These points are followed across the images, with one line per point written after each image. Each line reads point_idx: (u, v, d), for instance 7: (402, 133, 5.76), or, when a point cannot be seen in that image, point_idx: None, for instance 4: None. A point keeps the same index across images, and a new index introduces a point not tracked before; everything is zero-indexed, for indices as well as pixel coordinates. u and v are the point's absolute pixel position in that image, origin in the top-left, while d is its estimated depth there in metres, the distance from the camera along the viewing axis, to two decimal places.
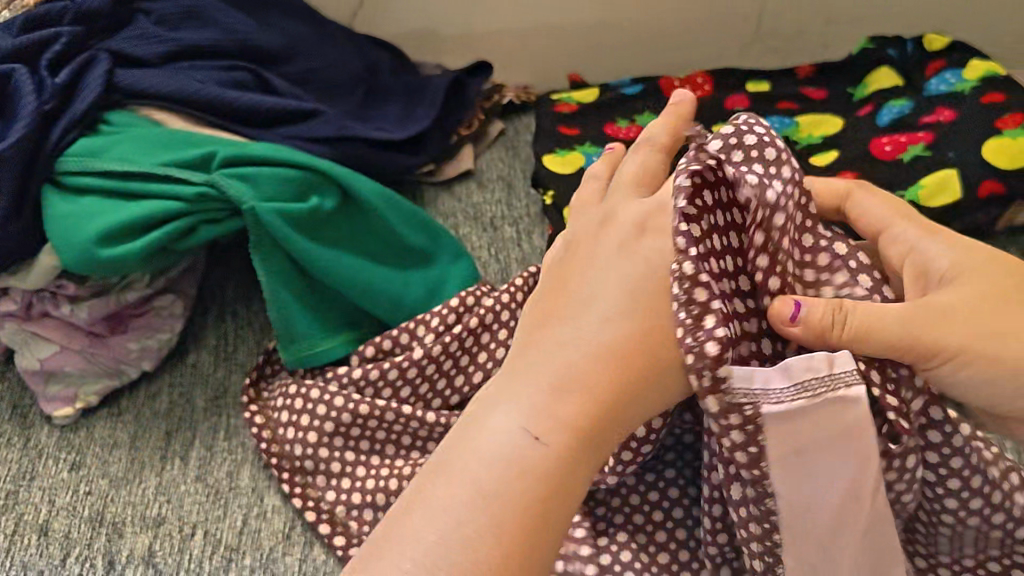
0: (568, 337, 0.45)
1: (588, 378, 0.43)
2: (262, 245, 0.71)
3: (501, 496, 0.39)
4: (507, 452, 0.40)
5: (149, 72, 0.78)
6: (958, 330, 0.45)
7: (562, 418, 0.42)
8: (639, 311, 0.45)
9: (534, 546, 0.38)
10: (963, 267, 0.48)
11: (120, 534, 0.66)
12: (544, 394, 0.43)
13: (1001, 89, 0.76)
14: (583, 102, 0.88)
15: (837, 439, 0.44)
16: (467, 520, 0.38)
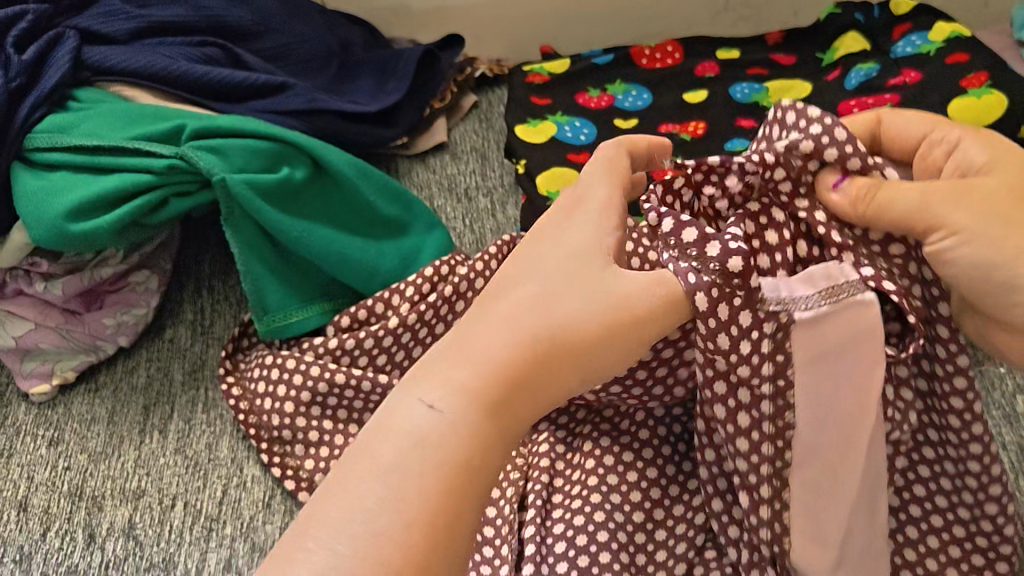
0: (490, 318, 0.42)
1: (502, 357, 0.40)
2: (233, 216, 0.70)
3: (415, 471, 0.37)
4: (425, 434, 0.38)
5: (117, 49, 0.78)
6: (982, 213, 0.43)
7: (486, 399, 0.39)
8: (584, 294, 0.43)
9: (450, 536, 0.37)
10: (1017, 170, 0.44)
11: (99, 507, 0.67)
12: (470, 376, 0.40)
13: (965, 50, 0.76)
14: (555, 72, 0.88)
15: (846, 350, 0.46)
16: (370, 501, 0.36)
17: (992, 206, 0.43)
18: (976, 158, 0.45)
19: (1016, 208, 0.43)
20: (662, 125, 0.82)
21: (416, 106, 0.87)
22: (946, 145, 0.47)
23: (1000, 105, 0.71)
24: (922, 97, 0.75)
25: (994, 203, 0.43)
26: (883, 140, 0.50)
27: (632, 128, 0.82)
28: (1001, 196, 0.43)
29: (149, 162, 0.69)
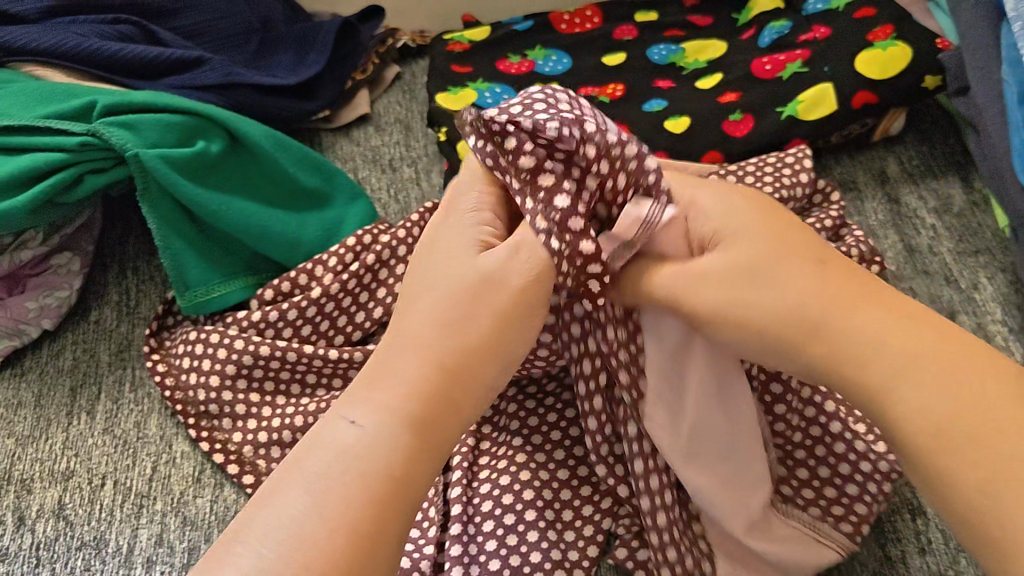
0: (406, 337, 0.45)
1: (422, 374, 0.43)
2: (149, 191, 0.70)
3: (340, 489, 0.39)
4: (344, 451, 0.41)
5: (27, 29, 0.77)
6: (725, 289, 0.44)
7: (400, 416, 0.42)
8: (476, 320, 0.45)
9: (380, 539, 0.39)
10: (753, 227, 0.45)
11: (29, 489, 0.67)
12: (390, 402, 0.42)
13: (871, 4, 0.78)
14: (475, 40, 0.89)
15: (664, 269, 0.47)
16: (301, 517, 0.38)
17: (739, 279, 0.44)
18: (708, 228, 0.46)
19: (761, 275, 0.44)
20: (581, 88, 0.83)
21: (336, 79, 0.87)
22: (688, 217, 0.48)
23: (902, 59, 0.73)
24: (830, 52, 0.77)
25: (717, 286, 0.44)
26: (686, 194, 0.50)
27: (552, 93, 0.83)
28: (721, 280, 0.44)
29: (61, 140, 0.68)
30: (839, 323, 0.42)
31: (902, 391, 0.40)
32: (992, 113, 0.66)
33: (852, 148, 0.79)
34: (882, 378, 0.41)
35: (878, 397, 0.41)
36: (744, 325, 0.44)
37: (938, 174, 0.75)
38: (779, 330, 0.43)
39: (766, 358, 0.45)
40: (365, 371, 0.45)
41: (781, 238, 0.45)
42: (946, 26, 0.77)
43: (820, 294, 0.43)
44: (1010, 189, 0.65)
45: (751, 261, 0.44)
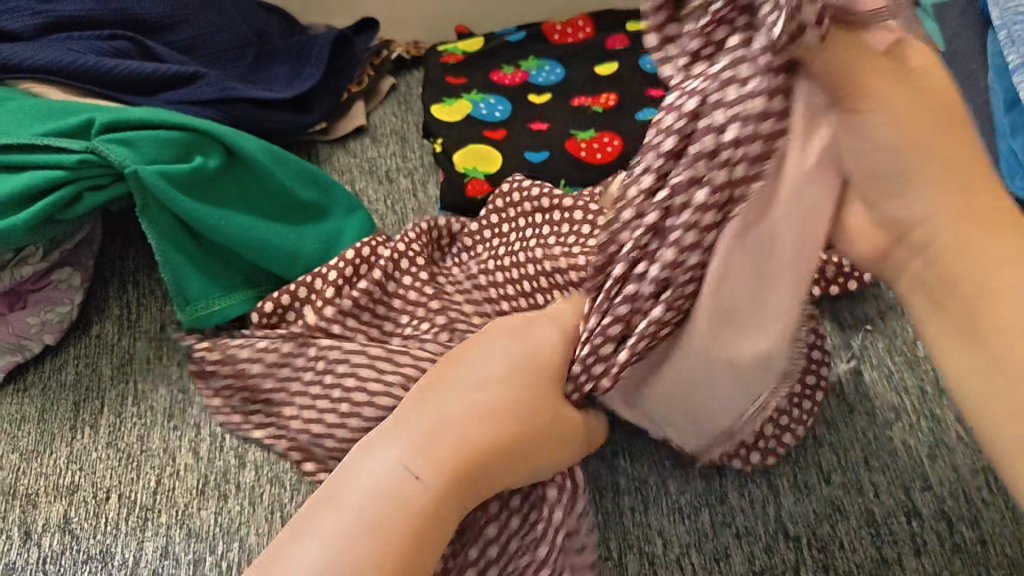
0: (457, 395, 0.49)
1: (470, 428, 0.48)
2: (149, 207, 0.71)
3: (380, 526, 0.43)
4: (401, 503, 0.44)
5: (24, 46, 0.78)
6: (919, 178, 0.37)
7: (451, 480, 0.46)
8: (518, 403, 0.50)
9: (409, 564, 0.43)
10: (929, 85, 0.37)
11: (33, 504, 0.66)
12: (434, 452, 0.46)
13: None
14: (468, 51, 0.92)
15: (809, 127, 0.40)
16: (346, 545, 0.42)
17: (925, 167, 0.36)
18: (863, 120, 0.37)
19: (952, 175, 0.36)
20: (574, 99, 0.85)
21: (332, 91, 0.88)
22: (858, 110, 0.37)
23: None
24: None
25: (901, 92, 0.36)
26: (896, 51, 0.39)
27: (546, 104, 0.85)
28: (900, 101, 0.36)
29: (61, 158, 0.69)
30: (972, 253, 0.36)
31: (1001, 343, 0.36)
32: (977, 119, 0.68)
33: None
34: (1003, 334, 0.36)
35: (952, 258, 0.37)
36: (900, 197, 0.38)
37: None
38: (917, 156, 0.36)
39: (913, 234, 0.38)
40: (412, 415, 0.49)
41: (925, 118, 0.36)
42: None
43: (975, 189, 0.36)
44: None
45: (927, 107, 0.37)
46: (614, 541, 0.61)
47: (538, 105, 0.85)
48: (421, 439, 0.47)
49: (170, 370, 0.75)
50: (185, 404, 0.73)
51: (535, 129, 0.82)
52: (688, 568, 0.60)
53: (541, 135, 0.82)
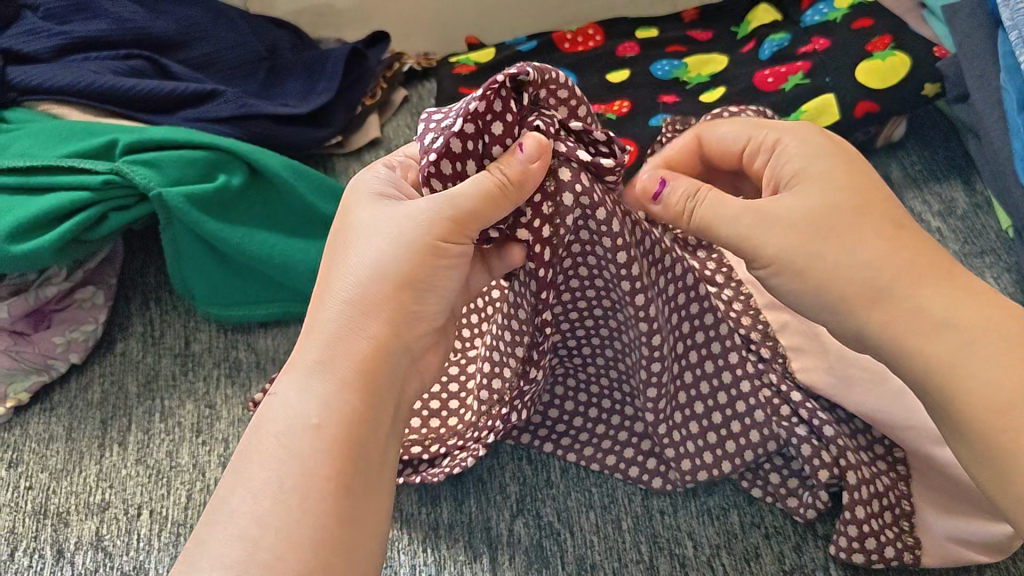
0: (337, 308, 0.49)
1: (356, 334, 0.48)
2: (172, 224, 0.74)
3: (300, 469, 0.43)
4: (296, 420, 0.45)
5: (41, 67, 0.79)
6: (791, 238, 0.49)
7: (336, 385, 0.46)
8: (411, 301, 0.49)
9: (343, 494, 0.44)
10: (842, 185, 0.49)
11: (66, 522, 0.66)
12: (327, 385, 0.46)
13: (867, 14, 0.82)
14: (480, 63, 0.93)
15: (822, 182, 0.50)
16: (277, 496, 0.43)
17: (803, 239, 0.48)
18: (848, 235, 0.48)
19: (834, 222, 0.48)
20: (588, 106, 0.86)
21: (347, 105, 0.89)
22: (773, 150, 0.52)
23: (902, 67, 0.76)
24: (829, 63, 0.80)
25: (821, 181, 0.50)
26: (711, 152, 0.56)
27: None
28: (836, 171, 0.50)
29: (85, 179, 0.70)
30: (912, 289, 0.47)
31: (933, 395, 0.47)
32: (992, 118, 0.70)
33: (857, 153, 0.80)
34: (934, 338, 0.46)
35: (919, 331, 0.46)
36: (802, 277, 0.49)
37: (942, 178, 0.78)
38: (883, 225, 0.48)
39: (905, 306, 0.47)
40: (306, 345, 0.48)
41: (868, 193, 0.49)
42: (943, 35, 0.81)
43: (903, 264, 0.47)
44: (1012, 189, 0.68)
45: (847, 168, 0.50)
46: (644, 544, 0.62)
47: None
48: (303, 368, 0.47)
49: (195, 386, 0.74)
50: (212, 419, 0.72)
51: None
52: (719, 569, 0.61)
53: None
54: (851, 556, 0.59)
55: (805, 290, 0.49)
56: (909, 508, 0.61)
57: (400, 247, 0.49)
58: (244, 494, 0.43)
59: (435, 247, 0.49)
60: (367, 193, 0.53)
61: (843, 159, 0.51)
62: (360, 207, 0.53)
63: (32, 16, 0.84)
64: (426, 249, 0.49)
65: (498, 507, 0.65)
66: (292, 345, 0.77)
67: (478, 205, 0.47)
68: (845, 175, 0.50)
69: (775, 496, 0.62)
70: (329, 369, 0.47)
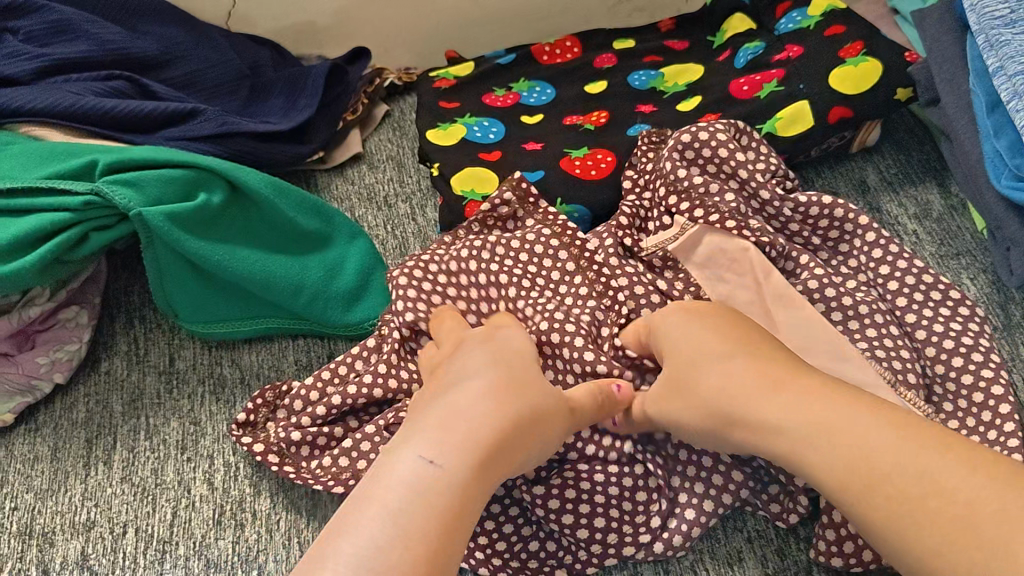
0: (478, 394, 0.53)
1: (503, 435, 0.52)
2: (153, 243, 0.73)
3: (418, 529, 0.44)
4: (423, 483, 0.47)
5: (21, 90, 0.79)
6: (710, 415, 0.55)
7: (461, 467, 0.48)
8: (541, 437, 0.55)
9: (441, 558, 0.45)
10: (698, 346, 0.59)
11: (51, 542, 0.66)
12: (455, 452, 0.49)
13: (840, 18, 0.83)
14: (459, 76, 0.94)
15: (701, 361, 0.58)
16: (392, 549, 0.43)
17: (727, 405, 0.54)
18: (730, 388, 0.55)
19: (720, 390, 0.55)
20: (566, 118, 0.88)
21: (329, 121, 0.90)
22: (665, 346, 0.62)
23: (872, 75, 0.76)
24: (803, 69, 0.80)
25: (698, 361, 0.58)
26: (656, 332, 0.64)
27: (538, 124, 0.88)
28: (697, 344, 0.59)
29: (65, 201, 0.70)
30: (761, 407, 0.53)
31: (856, 495, 0.46)
32: (962, 122, 0.71)
33: (833, 158, 0.82)
34: (818, 453, 0.49)
35: (807, 450, 0.49)
36: (724, 429, 0.55)
37: (916, 181, 0.79)
38: (745, 363, 0.56)
39: (778, 425, 0.51)
40: (431, 420, 0.51)
41: (713, 345, 0.58)
42: (914, 38, 0.82)
43: (768, 399, 0.53)
44: (984, 192, 0.69)
45: (734, 337, 0.58)
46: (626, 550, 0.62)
47: (531, 126, 0.88)
48: (430, 424, 0.51)
49: (180, 404, 0.75)
50: (197, 436, 0.73)
51: (529, 148, 0.84)
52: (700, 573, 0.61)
53: (536, 154, 0.83)
54: (830, 559, 0.59)
55: (756, 444, 0.53)
56: None
57: (544, 394, 0.56)
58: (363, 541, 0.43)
59: (570, 410, 0.58)
60: (505, 335, 0.62)
61: (727, 332, 0.59)
62: (498, 340, 0.61)
63: (11, 38, 0.83)
64: (559, 411, 0.57)
65: None
66: (275, 360, 0.78)
67: (585, 397, 0.60)
68: (722, 333, 0.59)
69: (759, 503, 0.62)
70: (468, 449, 0.49)
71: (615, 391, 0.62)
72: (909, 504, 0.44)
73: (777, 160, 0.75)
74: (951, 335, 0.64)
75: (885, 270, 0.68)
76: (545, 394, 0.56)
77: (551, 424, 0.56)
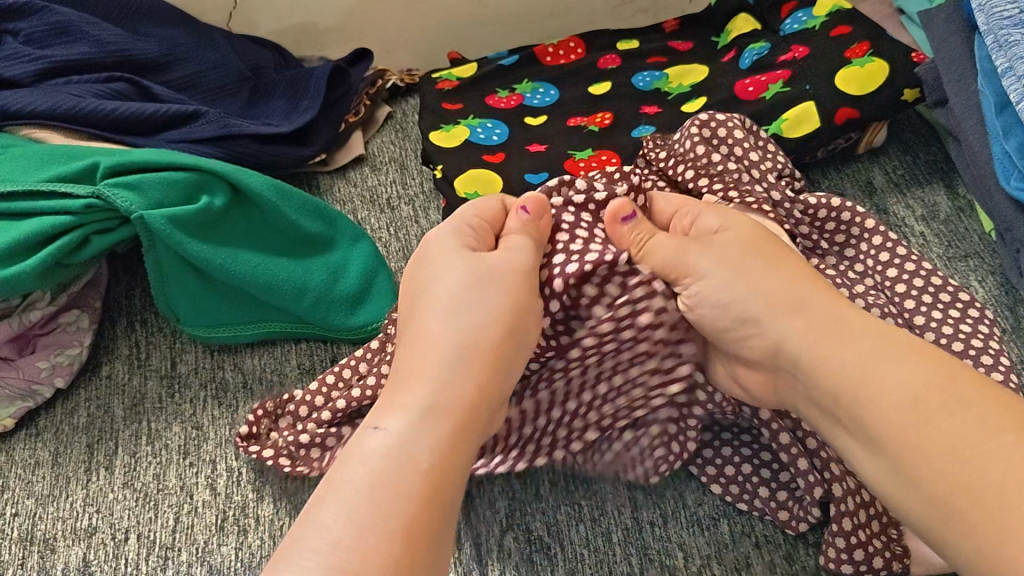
0: (434, 332, 0.51)
1: (464, 374, 0.49)
2: (155, 245, 0.72)
3: (388, 499, 0.42)
4: (392, 449, 0.45)
5: (21, 91, 0.79)
6: (728, 289, 0.55)
7: (447, 423, 0.47)
8: (506, 349, 0.52)
9: (428, 520, 0.42)
10: (744, 236, 0.58)
11: (52, 549, 0.65)
12: (421, 408, 0.47)
13: (846, 19, 0.83)
14: (462, 77, 0.94)
15: (746, 249, 0.57)
16: (369, 527, 0.40)
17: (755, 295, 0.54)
18: (763, 274, 0.55)
19: (744, 267, 0.56)
20: (570, 119, 0.87)
21: (330, 122, 0.89)
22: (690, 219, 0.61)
23: (877, 77, 0.76)
24: (809, 70, 0.80)
25: (738, 246, 0.57)
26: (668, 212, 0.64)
27: (542, 125, 0.87)
28: (744, 237, 0.57)
29: (65, 205, 0.69)
30: (825, 309, 0.53)
31: (872, 418, 0.47)
32: (970, 123, 0.71)
33: (839, 159, 0.81)
34: (847, 352, 0.50)
35: (839, 351, 0.50)
36: (728, 293, 0.55)
37: (923, 182, 0.78)
38: (794, 271, 0.55)
39: (811, 314, 0.52)
40: (394, 383, 0.49)
41: (770, 248, 0.57)
42: (920, 39, 0.81)
43: (813, 308, 0.53)
44: (992, 193, 0.69)
45: (762, 236, 0.58)
46: (634, 556, 0.61)
47: (535, 126, 0.87)
48: (434, 360, 0.49)
49: (182, 408, 0.74)
50: (200, 440, 0.72)
51: (533, 150, 0.83)
52: None
53: (541, 156, 0.82)
54: (841, 566, 0.59)
55: (723, 297, 0.55)
56: None
57: (502, 300, 0.53)
58: (333, 514, 0.41)
59: (529, 294, 0.54)
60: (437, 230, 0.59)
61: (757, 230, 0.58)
62: (437, 240, 0.58)
63: (11, 39, 0.83)
64: (522, 310, 0.53)
65: (489, 523, 0.63)
66: (278, 364, 0.77)
67: (529, 254, 0.57)
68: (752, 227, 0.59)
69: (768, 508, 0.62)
70: (435, 410, 0.47)
71: (533, 196, 0.60)
72: (950, 457, 0.44)
73: (784, 159, 0.75)
74: (960, 337, 0.63)
75: (892, 272, 0.68)
76: (491, 301, 0.52)
77: (521, 331, 0.53)
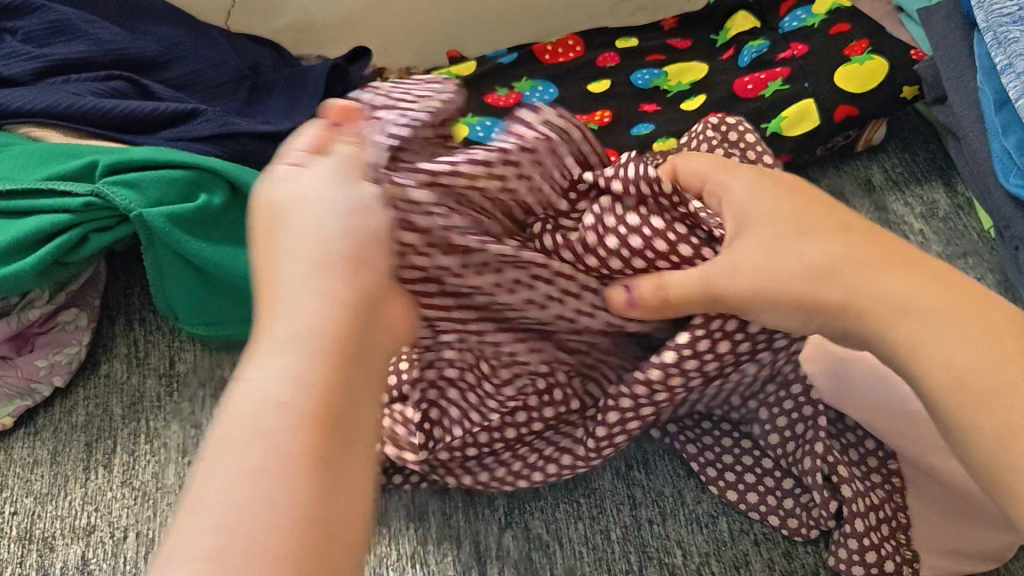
0: (292, 257, 0.42)
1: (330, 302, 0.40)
2: (154, 244, 0.72)
3: (269, 473, 0.34)
4: (261, 408, 0.36)
5: (20, 90, 0.78)
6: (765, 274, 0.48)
7: (324, 356, 0.38)
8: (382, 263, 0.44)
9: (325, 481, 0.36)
10: (794, 209, 0.49)
11: (51, 547, 0.65)
12: (295, 360, 0.38)
13: (845, 16, 0.83)
14: (461, 75, 0.94)
15: (799, 229, 0.49)
16: (259, 514, 0.33)
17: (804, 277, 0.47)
18: (813, 250, 0.48)
19: (783, 246, 0.48)
20: None
21: None
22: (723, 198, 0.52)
23: (877, 74, 0.76)
24: (808, 68, 0.80)
25: (787, 232, 0.49)
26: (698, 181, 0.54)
27: None
28: (788, 206, 0.50)
29: (65, 202, 0.69)
30: (869, 278, 0.46)
31: (941, 399, 0.43)
32: (970, 120, 0.70)
33: (839, 157, 0.81)
34: (899, 323, 0.45)
35: (891, 324, 0.45)
36: (783, 286, 0.48)
37: (922, 180, 0.78)
38: (836, 230, 0.49)
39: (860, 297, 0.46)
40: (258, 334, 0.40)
41: (812, 214, 0.50)
42: (919, 37, 0.81)
43: (850, 276, 0.47)
44: (992, 189, 0.68)
45: (803, 199, 0.50)
46: (633, 554, 0.61)
47: None
48: (294, 285, 0.41)
49: (181, 406, 0.74)
50: (198, 439, 0.72)
51: None
52: None
53: None
54: (852, 568, 0.58)
55: (786, 297, 0.48)
56: (905, 521, 0.60)
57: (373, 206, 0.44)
58: (203, 513, 0.33)
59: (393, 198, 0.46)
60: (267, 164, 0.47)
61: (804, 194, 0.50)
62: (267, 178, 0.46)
63: (10, 38, 0.83)
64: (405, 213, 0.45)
65: (488, 521, 0.63)
66: None
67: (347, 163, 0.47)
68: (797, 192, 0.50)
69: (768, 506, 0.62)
70: (298, 347, 0.38)
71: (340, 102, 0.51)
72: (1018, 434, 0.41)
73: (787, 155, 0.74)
74: None
75: None
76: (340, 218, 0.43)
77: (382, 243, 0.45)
